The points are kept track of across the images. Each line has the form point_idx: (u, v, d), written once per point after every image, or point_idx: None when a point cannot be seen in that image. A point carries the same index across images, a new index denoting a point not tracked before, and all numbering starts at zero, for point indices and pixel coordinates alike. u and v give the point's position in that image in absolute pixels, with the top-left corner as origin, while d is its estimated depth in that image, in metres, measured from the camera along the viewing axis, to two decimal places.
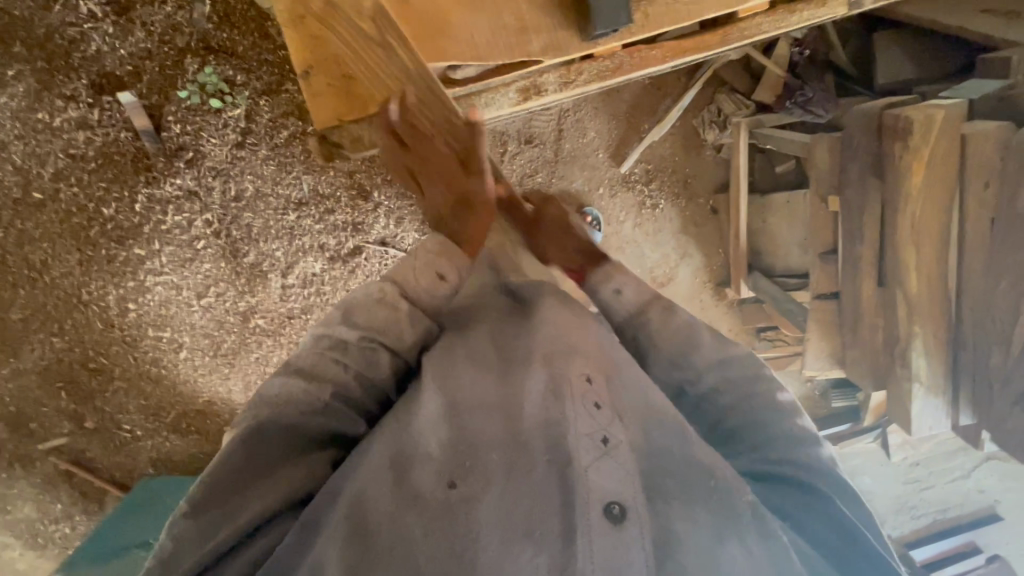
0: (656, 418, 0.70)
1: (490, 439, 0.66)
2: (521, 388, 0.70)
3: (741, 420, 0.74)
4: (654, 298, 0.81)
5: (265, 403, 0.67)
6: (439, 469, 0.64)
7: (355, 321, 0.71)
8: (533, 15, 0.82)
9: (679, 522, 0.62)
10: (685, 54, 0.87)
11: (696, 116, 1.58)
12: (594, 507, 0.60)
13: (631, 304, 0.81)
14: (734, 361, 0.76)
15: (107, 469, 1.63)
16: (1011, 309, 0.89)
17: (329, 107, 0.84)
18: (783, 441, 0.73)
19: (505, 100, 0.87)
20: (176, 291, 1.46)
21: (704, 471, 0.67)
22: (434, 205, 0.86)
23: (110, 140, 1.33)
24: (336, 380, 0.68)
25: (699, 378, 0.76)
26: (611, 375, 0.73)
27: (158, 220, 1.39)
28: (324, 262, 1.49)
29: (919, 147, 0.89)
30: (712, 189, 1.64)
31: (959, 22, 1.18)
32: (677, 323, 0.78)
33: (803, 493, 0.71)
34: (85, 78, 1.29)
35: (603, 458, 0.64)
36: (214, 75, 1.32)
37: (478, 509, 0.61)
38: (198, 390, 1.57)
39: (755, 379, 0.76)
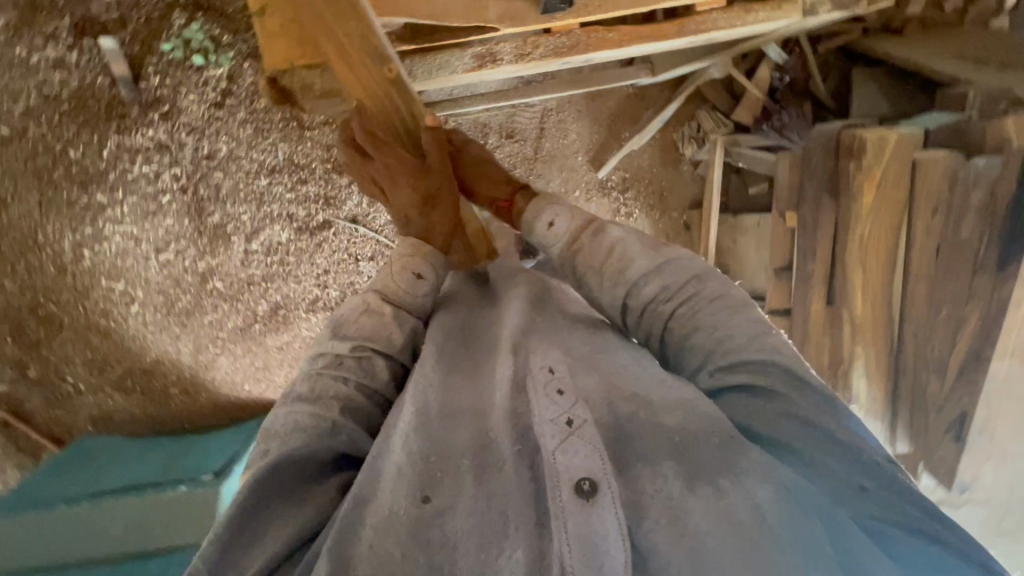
0: (629, 395, 0.64)
1: (460, 446, 0.60)
2: (488, 397, 0.65)
3: (691, 329, 0.71)
4: (587, 224, 0.84)
5: (275, 435, 0.64)
6: (409, 483, 0.57)
7: (345, 333, 0.74)
8: None
9: (654, 484, 0.55)
10: (637, 42, 0.87)
11: (676, 130, 1.60)
12: (565, 486, 0.54)
13: (563, 233, 0.84)
14: (675, 263, 0.77)
15: (44, 424, 1.61)
16: (947, 336, 0.91)
17: (281, 49, 0.86)
18: (747, 347, 0.66)
19: (460, 64, 0.90)
20: (135, 242, 1.43)
21: (669, 428, 0.59)
22: (403, 209, 0.88)
23: (87, 84, 1.32)
24: (340, 395, 0.68)
25: (638, 286, 0.76)
26: (578, 365, 0.67)
27: (125, 169, 1.38)
28: (291, 232, 1.48)
29: (871, 166, 0.94)
30: (685, 204, 1.64)
31: (931, 62, 1.22)
32: (606, 244, 0.80)
33: (768, 398, 0.62)
34: (68, 18, 1.28)
35: (569, 439, 0.57)
36: (201, 33, 1.31)
37: (454, 520, 0.54)
38: (146, 348, 1.54)
39: (698, 283, 0.74)
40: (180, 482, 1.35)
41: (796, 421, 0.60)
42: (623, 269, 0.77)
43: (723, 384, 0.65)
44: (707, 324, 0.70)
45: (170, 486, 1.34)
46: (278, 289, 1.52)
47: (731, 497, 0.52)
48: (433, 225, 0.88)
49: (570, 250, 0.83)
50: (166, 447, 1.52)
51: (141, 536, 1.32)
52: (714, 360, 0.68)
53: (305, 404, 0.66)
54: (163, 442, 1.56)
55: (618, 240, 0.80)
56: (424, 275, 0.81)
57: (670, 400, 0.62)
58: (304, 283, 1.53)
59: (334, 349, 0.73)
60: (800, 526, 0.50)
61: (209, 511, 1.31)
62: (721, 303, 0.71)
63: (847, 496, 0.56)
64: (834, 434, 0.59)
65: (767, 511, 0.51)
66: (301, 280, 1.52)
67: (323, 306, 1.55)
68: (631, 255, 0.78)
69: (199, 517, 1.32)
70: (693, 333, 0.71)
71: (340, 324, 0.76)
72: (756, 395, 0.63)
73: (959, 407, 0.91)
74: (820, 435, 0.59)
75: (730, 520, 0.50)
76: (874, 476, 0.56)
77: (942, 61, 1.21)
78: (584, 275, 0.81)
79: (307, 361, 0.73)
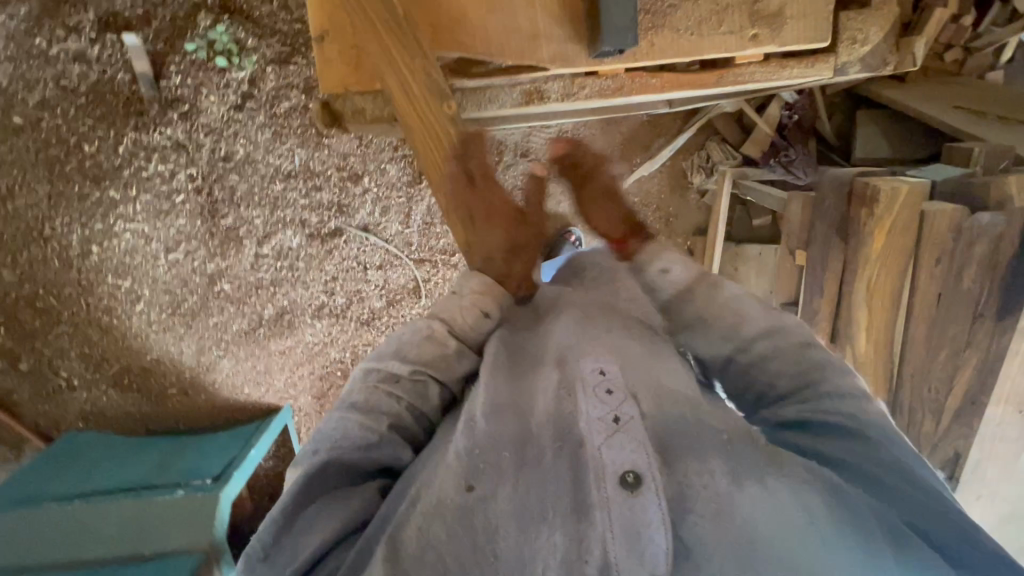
0: (676, 397, 0.64)
1: (502, 436, 0.62)
2: (535, 391, 0.66)
3: (788, 372, 0.69)
4: (699, 279, 0.77)
5: (325, 436, 0.63)
6: (455, 470, 0.59)
7: (403, 353, 0.69)
8: (547, 24, 0.82)
9: (703, 481, 0.55)
10: (681, 88, 0.88)
11: (686, 158, 1.64)
12: (609, 479, 0.56)
13: (675, 283, 0.77)
14: (789, 326, 0.72)
15: (33, 417, 1.60)
16: (946, 378, 0.97)
17: (337, 75, 0.84)
18: (811, 378, 0.67)
19: (509, 100, 0.88)
20: (144, 241, 1.42)
21: (713, 429, 0.61)
22: (487, 247, 0.79)
23: (106, 78, 1.31)
24: (390, 412, 0.66)
25: (752, 343, 0.71)
26: (628, 365, 0.66)
27: (140, 166, 1.36)
28: (303, 238, 1.48)
29: (882, 216, 0.94)
30: (691, 231, 1.69)
31: (938, 114, 1.29)
32: (724, 303, 0.74)
33: (850, 436, 0.62)
34: (92, 13, 1.27)
35: (614, 435, 0.59)
36: (226, 35, 1.31)
37: (496, 507, 0.57)
38: (147, 346, 1.52)
39: (807, 348, 0.70)
40: (176, 487, 1.36)
41: (877, 458, 0.59)
42: (740, 327, 0.72)
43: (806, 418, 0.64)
44: (804, 372, 0.68)
45: (165, 491, 1.34)
46: (286, 293, 1.52)
47: (779, 499, 0.54)
48: (514, 272, 0.79)
49: (678, 299, 0.76)
50: (162, 449, 1.52)
51: (133, 543, 1.30)
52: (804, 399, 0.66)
53: (358, 414, 0.64)
54: (158, 443, 1.55)
55: (737, 298, 0.74)
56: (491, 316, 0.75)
57: (726, 416, 0.64)
58: (312, 289, 1.53)
59: (394, 369, 0.68)
60: (846, 532, 0.52)
61: (205, 516, 1.30)
62: (818, 353, 0.69)
63: (900, 510, 0.57)
64: (914, 476, 0.58)
65: (815, 517, 0.53)
66: (309, 286, 1.52)
67: (329, 312, 1.55)
68: (748, 314, 0.73)
69: (193, 523, 1.30)
70: (788, 376, 0.69)
71: (399, 345, 0.71)
72: (838, 434, 0.62)
73: (952, 448, 0.99)
74: (898, 474, 0.58)
75: (778, 527, 0.52)
76: (927, 498, 0.57)
77: (947, 113, 1.28)
78: (689, 324, 0.75)
79: (360, 371, 0.70)
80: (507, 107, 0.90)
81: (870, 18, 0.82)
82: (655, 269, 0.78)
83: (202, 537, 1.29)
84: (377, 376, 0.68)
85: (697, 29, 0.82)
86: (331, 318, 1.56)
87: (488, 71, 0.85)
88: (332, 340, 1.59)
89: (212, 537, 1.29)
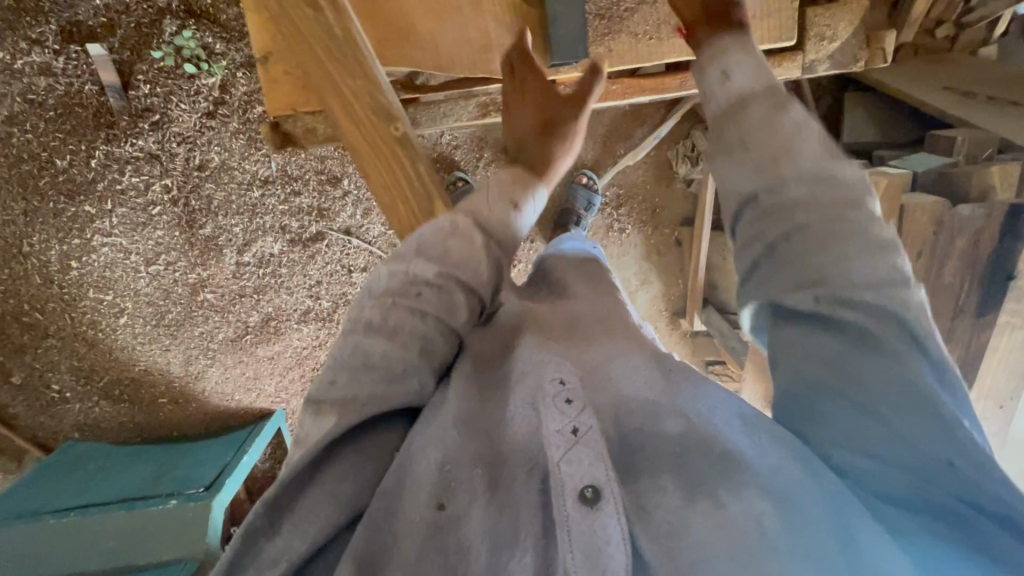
0: (642, 403, 0.55)
1: (474, 454, 0.56)
2: (501, 413, 0.59)
3: (811, 251, 0.49)
4: (768, 90, 0.56)
5: (343, 365, 0.59)
6: (427, 487, 0.53)
7: (428, 254, 0.65)
8: (499, 31, 0.85)
9: (654, 501, 0.48)
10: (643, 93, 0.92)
11: (671, 147, 1.59)
12: (568, 496, 0.48)
13: (734, 86, 0.58)
14: (843, 174, 0.51)
15: (30, 428, 1.61)
16: None
17: (284, 96, 0.84)
18: (834, 273, 0.48)
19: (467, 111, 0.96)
20: (123, 254, 1.42)
21: (674, 436, 0.52)
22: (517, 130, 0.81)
23: (74, 91, 1.28)
24: (417, 333, 0.60)
25: (787, 188, 0.51)
26: (591, 376, 0.59)
27: (114, 179, 1.35)
28: (284, 244, 1.46)
29: None
30: (677, 221, 1.67)
31: (926, 97, 1.25)
32: (785, 125, 0.53)
33: (865, 347, 0.47)
34: (54, 24, 1.24)
35: (574, 449, 0.51)
36: (193, 41, 1.27)
37: (471, 527, 0.51)
38: (135, 358, 1.53)
39: (855, 208, 0.50)
40: (170, 496, 1.38)
41: (890, 381, 0.45)
42: (783, 159, 0.52)
43: (817, 316, 0.49)
44: (837, 246, 0.48)
45: (160, 500, 1.37)
46: (270, 300, 1.52)
47: (730, 514, 0.45)
48: (549, 152, 0.79)
49: (726, 114, 0.57)
50: (155, 458, 1.54)
51: (127, 553, 1.31)
52: (823, 284, 0.48)
53: (379, 337, 0.59)
54: (151, 453, 1.57)
55: (798, 122, 0.53)
56: (521, 210, 0.75)
57: (686, 413, 0.54)
58: (297, 294, 1.52)
59: (419, 270, 0.63)
60: (806, 543, 0.43)
61: (199, 525, 1.32)
62: (857, 221, 0.49)
63: (915, 466, 0.44)
64: (936, 401, 0.44)
65: (766, 527, 0.44)
66: (293, 291, 1.52)
67: (315, 317, 1.55)
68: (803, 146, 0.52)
69: (188, 531, 1.32)
70: (811, 254, 0.49)
71: (422, 243, 0.65)
72: (848, 340, 0.47)
73: None
74: (911, 401, 0.45)
75: (724, 541, 0.44)
76: (957, 447, 0.43)
77: (936, 96, 1.24)
78: (727, 150, 0.55)
79: (377, 273, 0.65)
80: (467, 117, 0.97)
81: (837, 12, 0.79)
82: (712, 73, 0.60)
83: (198, 546, 1.31)
84: (396, 278, 0.63)
85: (656, 32, 0.84)
86: (317, 322, 1.56)
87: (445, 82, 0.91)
88: (319, 344, 1.59)
89: (208, 546, 1.30)
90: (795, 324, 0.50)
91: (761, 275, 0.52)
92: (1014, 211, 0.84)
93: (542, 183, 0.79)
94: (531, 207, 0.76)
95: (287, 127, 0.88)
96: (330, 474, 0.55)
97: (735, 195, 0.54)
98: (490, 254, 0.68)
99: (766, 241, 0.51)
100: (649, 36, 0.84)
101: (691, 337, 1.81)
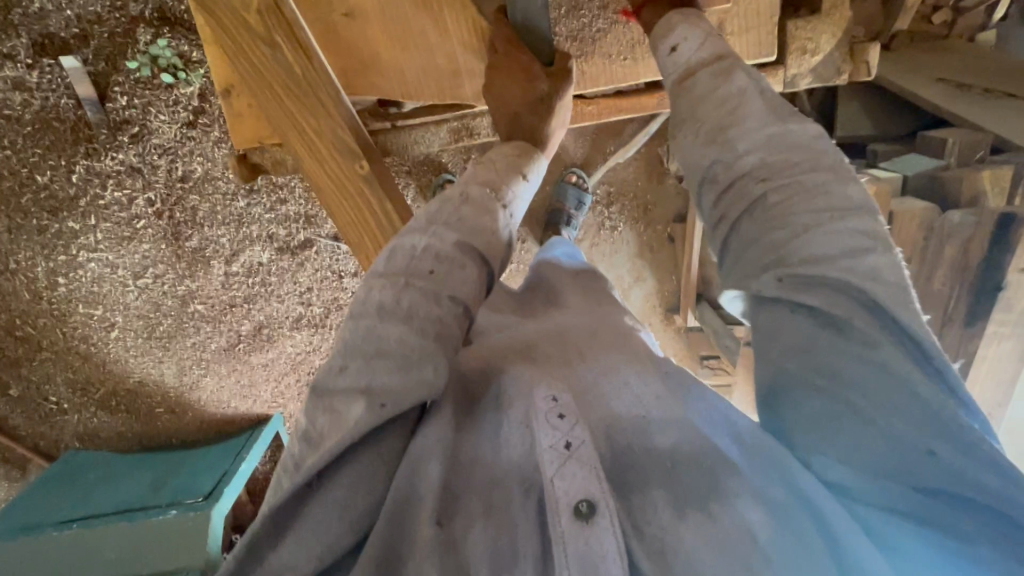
0: (632, 419, 0.55)
1: (475, 478, 0.55)
2: (494, 431, 0.58)
3: (773, 226, 0.58)
4: (714, 61, 0.69)
5: (356, 352, 0.57)
6: (426, 505, 0.52)
7: (446, 221, 0.65)
8: (466, 59, 0.91)
9: (645, 517, 0.49)
10: (618, 112, 1.01)
11: (663, 143, 1.55)
12: (562, 513, 0.48)
13: (685, 60, 0.71)
14: (794, 132, 0.61)
15: (31, 438, 1.63)
16: None
17: (250, 130, 1.01)
18: (813, 279, 0.54)
19: (438, 137, 1.04)
20: (111, 269, 1.41)
21: (663, 450, 0.52)
22: (514, 108, 0.82)
23: (51, 105, 1.26)
24: (433, 317, 0.58)
25: (739, 154, 0.62)
26: (582, 394, 0.58)
27: (96, 195, 1.33)
28: (272, 252, 1.44)
29: None
30: (670, 217, 1.64)
31: (919, 90, 1.23)
32: (726, 90, 0.65)
33: (841, 335, 0.52)
34: (25, 36, 1.20)
35: (566, 464, 0.51)
36: (169, 49, 1.23)
37: (471, 547, 0.50)
38: (128, 370, 1.54)
39: (812, 168, 0.59)
40: (171, 507, 1.40)
41: (865, 368, 0.50)
42: (729, 125, 0.63)
43: (785, 297, 0.55)
44: (799, 225, 0.57)
45: (160, 511, 1.39)
46: (261, 309, 1.52)
47: (724, 525, 0.47)
48: (546, 127, 0.82)
49: (681, 86, 0.70)
50: (154, 468, 1.54)
51: (132, 561, 1.34)
52: (789, 265, 0.56)
53: (394, 322, 0.58)
54: (151, 460, 1.58)
55: (739, 89, 0.65)
56: (529, 180, 0.77)
57: (675, 427, 0.54)
58: (287, 302, 1.52)
59: (436, 242, 0.63)
60: (789, 547, 0.46)
61: (199, 534, 1.34)
62: (835, 236, 0.55)
63: (902, 459, 0.48)
64: (911, 387, 0.49)
65: (755, 531, 0.47)
66: (284, 299, 1.51)
67: (307, 323, 1.55)
68: (745, 112, 0.63)
69: (188, 542, 1.35)
70: (774, 229, 0.58)
71: (431, 218, 0.65)
72: (826, 333, 0.53)
73: None
74: (886, 388, 0.49)
75: (719, 548, 0.46)
76: (936, 433, 0.47)
77: (929, 89, 1.22)
78: (684, 121, 0.68)
79: (385, 253, 0.64)
80: (441, 142, 1.06)
81: (819, 25, 0.86)
82: (668, 45, 0.73)
83: (198, 556, 1.34)
84: (407, 258, 0.62)
85: (630, 52, 0.92)
86: (310, 328, 1.56)
87: (417, 110, 1.03)
88: (313, 349, 1.59)
89: (208, 556, 1.34)
90: (774, 309, 0.57)
91: (743, 259, 0.61)
92: (1004, 221, 0.83)
93: (542, 155, 0.81)
94: (523, 192, 0.74)
95: (257, 160, 1.09)
96: (338, 483, 0.52)
97: (698, 166, 0.66)
98: (502, 228, 0.68)
99: (752, 245, 0.60)
100: (623, 56, 0.92)
101: (685, 333, 1.80)
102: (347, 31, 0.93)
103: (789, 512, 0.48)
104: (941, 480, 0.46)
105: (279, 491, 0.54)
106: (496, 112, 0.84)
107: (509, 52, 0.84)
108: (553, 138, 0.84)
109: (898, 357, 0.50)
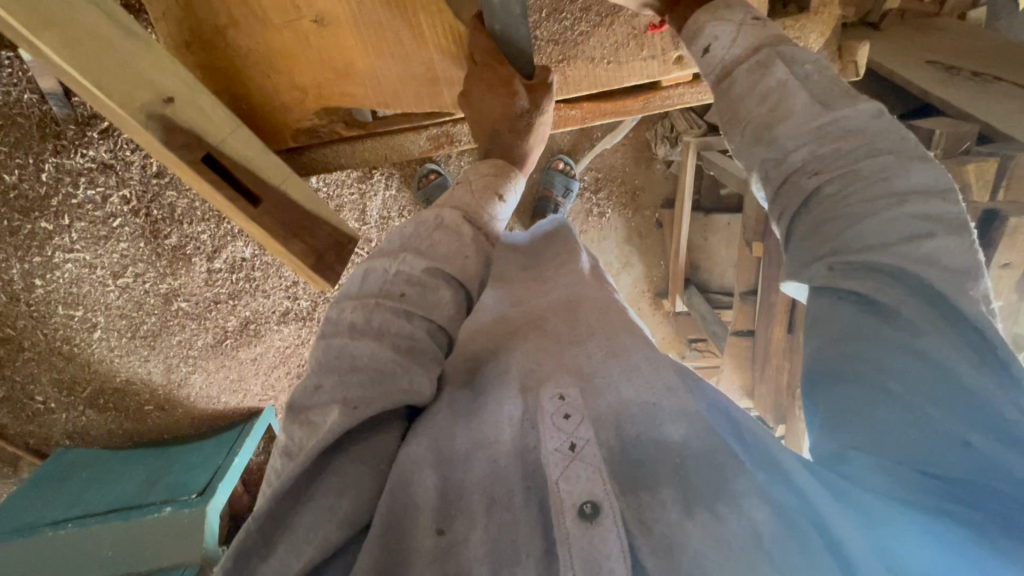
0: (641, 407, 0.55)
1: (478, 480, 0.53)
2: (497, 414, 0.58)
3: (829, 217, 0.56)
4: (752, 53, 0.66)
5: (329, 369, 0.56)
6: (427, 511, 0.51)
7: (415, 248, 0.64)
8: (441, 65, 0.91)
9: (653, 515, 0.48)
10: (601, 115, 1.00)
11: (650, 129, 1.53)
12: (566, 513, 0.48)
13: (721, 58, 0.69)
14: (847, 118, 0.60)
15: (19, 436, 1.57)
16: None
17: None
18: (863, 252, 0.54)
19: (420, 144, 1.04)
20: (88, 269, 1.38)
21: (673, 446, 0.52)
22: (491, 116, 0.82)
23: (12, 100, 1.18)
24: (403, 333, 0.58)
25: (787, 150, 0.61)
26: (589, 383, 0.58)
27: (68, 193, 1.29)
28: (255, 248, 1.47)
29: None
30: (658, 202, 1.63)
31: (907, 72, 1.22)
32: (767, 85, 0.64)
33: (887, 321, 0.51)
34: None
35: (571, 465, 0.51)
36: None
37: (471, 551, 0.48)
38: (114, 370, 1.52)
39: (869, 154, 0.57)
40: (164, 504, 1.40)
41: (915, 358, 0.50)
42: (775, 122, 0.62)
43: (832, 285, 0.55)
44: (855, 214, 0.55)
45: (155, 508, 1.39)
46: (246, 304, 1.54)
47: (733, 526, 0.46)
48: (517, 145, 0.82)
49: (719, 86, 0.69)
50: (145, 461, 1.56)
51: (130, 560, 1.35)
52: (842, 252, 0.55)
53: (367, 339, 0.57)
54: (147, 456, 1.59)
55: (782, 82, 0.63)
56: (505, 200, 0.75)
57: (686, 415, 0.53)
58: (273, 297, 1.56)
59: (407, 267, 0.62)
60: (791, 551, 0.44)
61: (196, 531, 1.36)
62: (895, 211, 0.54)
63: (940, 449, 0.47)
64: (958, 379, 0.48)
65: (762, 536, 0.45)
66: (269, 295, 1.55)
67: (294, 317, 1.61)
68: (789, 106, 0.62)
69: (183, 538, 1.36)
70: (830, 221, 0.56)
71: (406, 240, 0.65)
72: (874, 314, 0.52)
73: None
74: (933, 378, 0.49)
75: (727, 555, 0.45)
76: (974, 423, 0.47)
77: (917, 72, 1.21)
78: (732, 111, 0.67)
79: (358, 273, 0.63)
80: (420, 147, 1.04)
81: (806, 24, 0.87)
82: (700, 45, 0.71)
83: (195, 551, 1.36)
84: (380, 281, 0.61)
85: (613, 55, 0.91)
86: (298, 322, 1.62)
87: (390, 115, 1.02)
88: (301, 342, 1.65)
89: (205, 550, 1.35)
90: (825, 297, 0.56)
91: (799, 247, 0.59)
92: (987, 217, 0.92)
93: (519, 173, 0.81)
94: (501, 211, 0.74)
95: None
96: (327, 487, 0.51)
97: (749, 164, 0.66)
98: (478, 248, 0.67)
99: (816, 223, 0.58)
100: (606, 59, 0.92)
101: (673, 317, 1.82)
102: (314, 37, 0.89)
103: (794, 514, 0.47)
104: (971, 470, 0.46)
105: (264, 497, 0.53)
106: (470, 119, 0.84)
107: (489, 72, 0.81)
108: (530, 155, 0.85)
109: (947, 342, 0.49)
